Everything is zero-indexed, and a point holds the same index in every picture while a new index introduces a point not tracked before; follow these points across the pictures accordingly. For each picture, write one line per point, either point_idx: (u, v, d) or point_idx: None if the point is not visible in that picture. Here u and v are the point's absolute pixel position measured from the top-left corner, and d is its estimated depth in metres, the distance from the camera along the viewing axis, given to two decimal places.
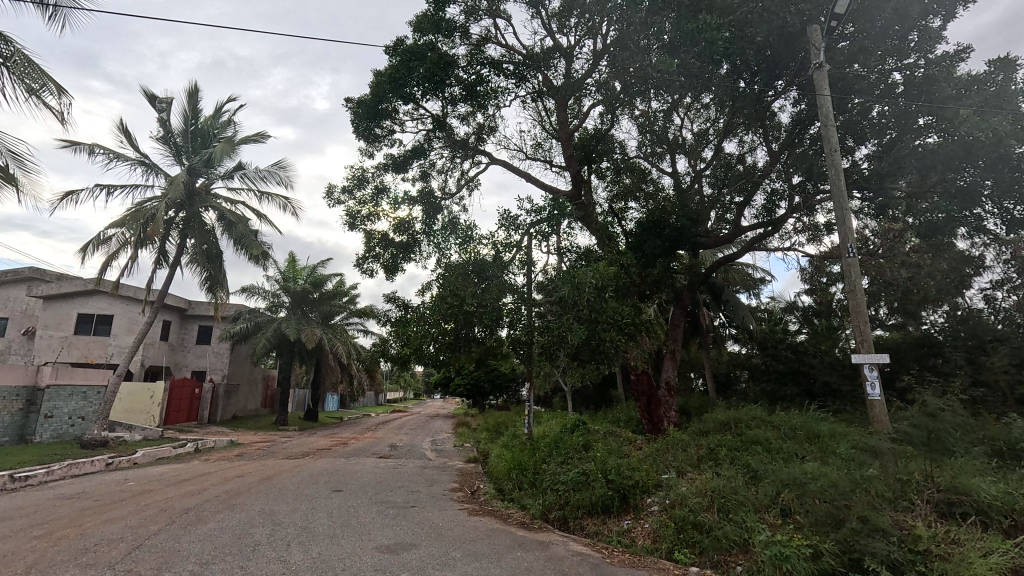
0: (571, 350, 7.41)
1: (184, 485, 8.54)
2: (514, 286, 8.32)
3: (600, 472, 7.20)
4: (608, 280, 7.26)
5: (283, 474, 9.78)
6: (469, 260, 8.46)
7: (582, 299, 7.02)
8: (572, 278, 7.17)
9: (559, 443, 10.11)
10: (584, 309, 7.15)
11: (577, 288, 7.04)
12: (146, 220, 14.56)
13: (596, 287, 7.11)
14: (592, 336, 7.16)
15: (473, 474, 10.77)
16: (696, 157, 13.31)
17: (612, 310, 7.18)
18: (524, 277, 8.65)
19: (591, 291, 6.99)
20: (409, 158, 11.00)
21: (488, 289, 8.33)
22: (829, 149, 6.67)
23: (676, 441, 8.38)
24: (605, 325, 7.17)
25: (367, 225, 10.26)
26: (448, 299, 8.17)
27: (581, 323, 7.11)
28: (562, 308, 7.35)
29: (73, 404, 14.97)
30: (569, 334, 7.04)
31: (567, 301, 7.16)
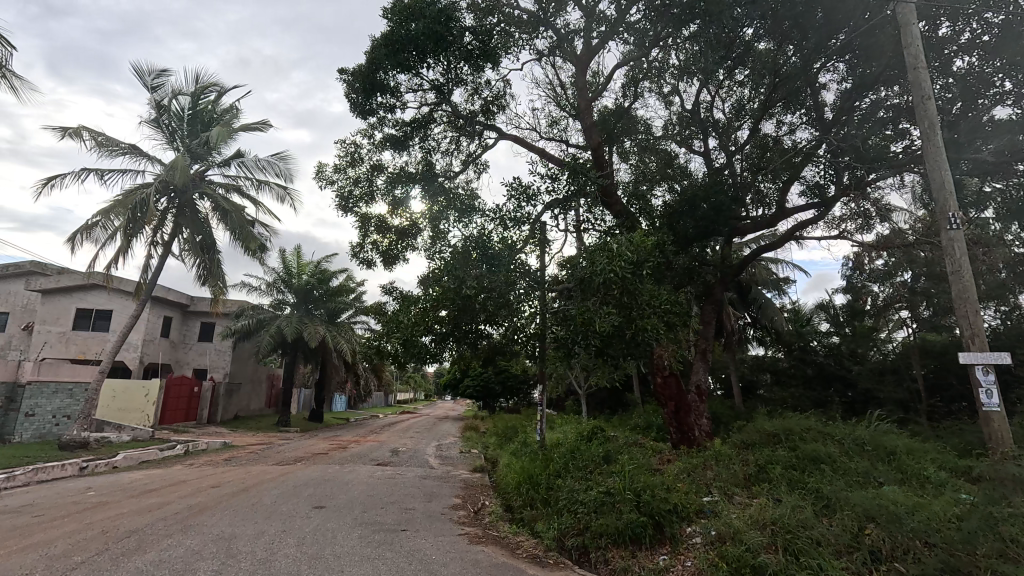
0: (595, 341, 6.23)
1: (147, 498, 7.46)
2: (528, 269, 7.11)
3: (628, 493, 6.01)
4: (648, 256, 6.03)
5: (265, 485, 8.70)
6: (478, 238, 7.21)
7: (616, 277, 5.79)
8: (601, 253, 5.95)
9: (577, 454, 8.91)
10: (615, 290, 5.94)
11: (607, 263, 5.84)
12: (133, 209, 13.07)
13: (633, 263, 5.88)
14: (626, 324, 5.95)
15: (480, 487, 9.62)
16: (730, 135, 12.02)
17: (651, 293, 5.95)
18: (541, 256, 7.45)
19: (626, 268, 5.75)
20: (410, 134, 9.85)
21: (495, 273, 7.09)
22: (922, 97, 5.43)
23: (717, 454, 7.12)
24: (642, 311, 5.94)
25: (361, 207, 9.14)
26: (446, 283, 6.99)
27: (612, 309, 5.94)
28: (587, 288, 6.19)
29: (57, 403, 14.07)
30: (597, 322, 5.84)
31: (596, 280, 5.96)
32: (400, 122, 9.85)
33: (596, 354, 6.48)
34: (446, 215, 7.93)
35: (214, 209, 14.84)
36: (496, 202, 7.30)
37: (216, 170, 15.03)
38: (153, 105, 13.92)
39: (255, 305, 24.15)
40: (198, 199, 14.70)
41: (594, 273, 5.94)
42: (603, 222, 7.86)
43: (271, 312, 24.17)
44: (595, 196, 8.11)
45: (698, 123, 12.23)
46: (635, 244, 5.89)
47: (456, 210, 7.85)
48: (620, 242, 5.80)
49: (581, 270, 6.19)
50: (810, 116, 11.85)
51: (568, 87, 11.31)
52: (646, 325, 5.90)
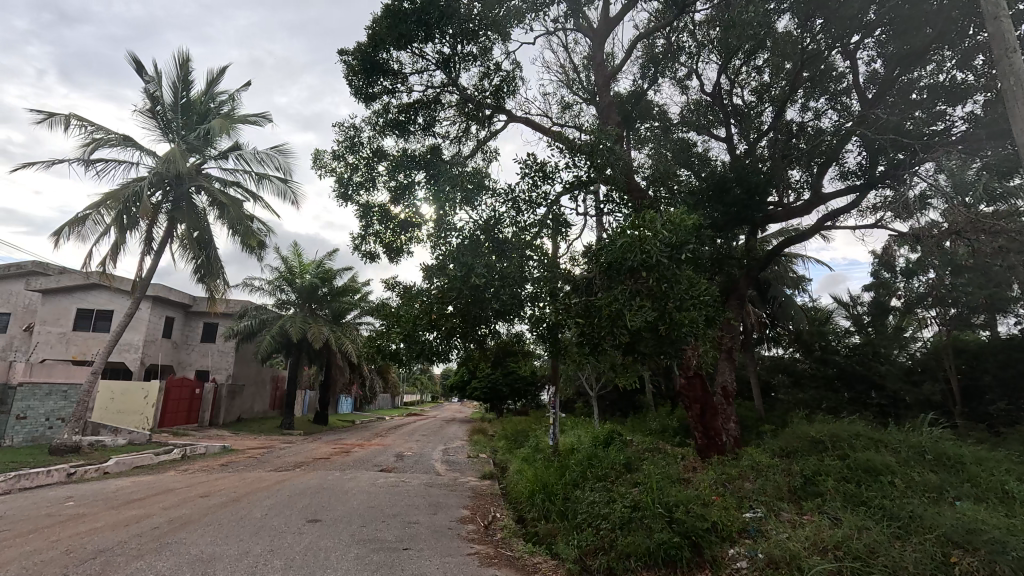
0: (622, 337, 5.45)
1: (127, 509, 6.83)
2: (545, 255, 6.41)
3: (659, 510, 5.30)
4: (687, 239, 5.31)
5: (258, 494, 8.07)
6: (487, 223, 6.54)
7: (649, 262, 5.09)
8: (632, 234, 5.28)
9: (594, 462, 8.21)
10: (648, 276, 5.21)
11: (638, 245, 5.15)
12: (126, 202, 12.51)
13: (669, 244, 5.18)
14: (660, 317, 5.16)
15: (489, 496, 8.92)
16: (754, 119, 11.27)
17: (691, 282, 5.21)
18: (559, 242, 6.76)
19: (660, 251, 5.07)
20: (410, 115, 9.10)
21: (508, 261, 6.39)
22: (1006, 51, 4.70)
23: (755, 463, 6.41)
24: (682, 303, 5.12)
25: (360, 195, 8.45)
26: (452, 270, 6.28)
27: (644, 300, 5.21)
28: (613, 274, 5.49)
29: (50, 405, 13.56)
30: (628, 315, 5.10)
31: (625, 264, 5.26)
32: (402, 103, 9.15)
33: (623, 351, 5.77)
34: (451, 197, 7.27)
35: (211, 203, 14.19)
36: (509, 183, 6.65)
37: (213, 163, 14.42)
38: (145, 95, 13.35)
39: (258, 305, 23.61)
40: (194, 193, 14.06)
41: (622, 256, 5.26)
42: (627, 207, 7.20)
43: (275, 312, 23.61)
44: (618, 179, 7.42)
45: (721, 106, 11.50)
46: (672, 223, 5.19)
47: (463, 192, 7.18)
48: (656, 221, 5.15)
49: (608, 256, 5.47)
50: (836, 101, 11.21)
51: (582, 69, 10.65)
52: (687, 316, 5.09)
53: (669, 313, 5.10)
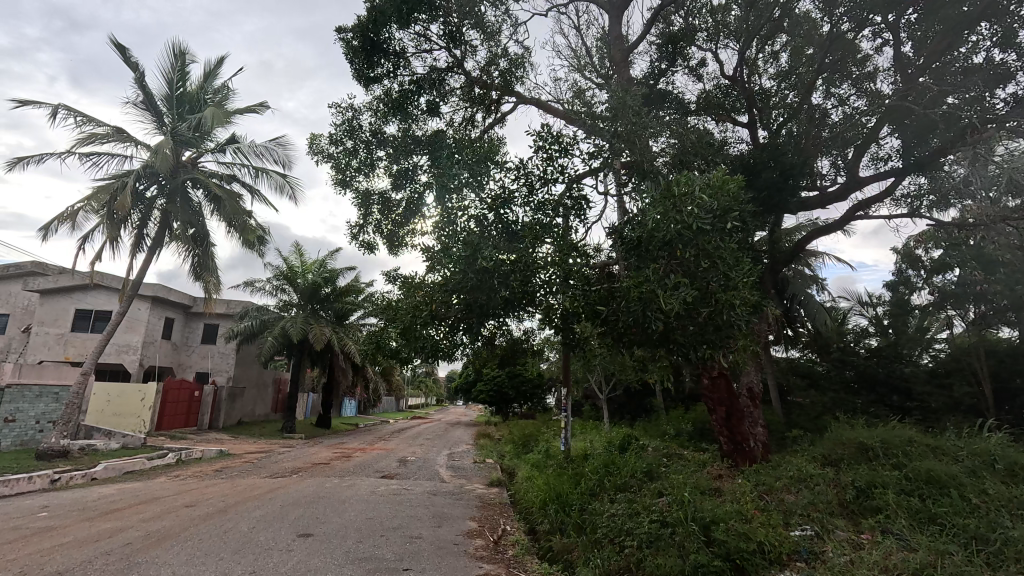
0: (654, 330, 4.68)
1: (102, 522, 6.24)
2: (563, 234, 5.74)
3: (695, 531, 4.65)
4: (730, 209, 4.70)
5: (249, 503, 7.48)
6: (495, 199, 5.95)
7: (689, 232, 4.47)
8: (669, 201, 4.63)
9: (612, 470, 7.55)
10: (687, 249, 4.54)
11: (674, 214, 4.52)
12: (116, 193, 12.05)
13: (711, 212, 4.54)
14: (702, 297, 4.48)
15: (497, 505, 8.27)
16: (775, 105, 10.60)
17: (737, 258, 4.58)
18: (577, 223, 6.12)
19: (699, 222, 4.45)
20: (414, 94, 8.50)
21: (521, 242, 5.75)
22: None
23: (797, 472, 5.73)
24: (727, 282, 4.49)
25: (358, 180, 7.88)
26: (459, 251, 5.64)
27: (681, 279, 4.50)
28: (642, 250, 4.81)
29: (41, 407, 13.05)
30: (665, 296, 4.37)
31: (658, 238, 4.59)
32: (404, 81, 8.53)
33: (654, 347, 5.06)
34: (455, 176, 6.67)
35: (207, 197, 13.67)
36: (520, 157, 6.07)
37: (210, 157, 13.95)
38: (138, 85, 12.89)
39: (259, 306, 23.11)
40: (189, 187, 13.56)
41: (653, 227, 4.61)
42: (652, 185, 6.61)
43: (277, 313, 23.06)
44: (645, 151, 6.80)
45: (743, 92, 10.73)
46: (715, 188, 4.56)
47: (470, 169, 6.54)
48: (696, 186, 4.53)
49: (638, 231, 4.79)
50: (860, 88, 10.18)
51: (594, 51, 10.03)
52: (733, 298, 4.40)
53: (714, 292, 4.44)
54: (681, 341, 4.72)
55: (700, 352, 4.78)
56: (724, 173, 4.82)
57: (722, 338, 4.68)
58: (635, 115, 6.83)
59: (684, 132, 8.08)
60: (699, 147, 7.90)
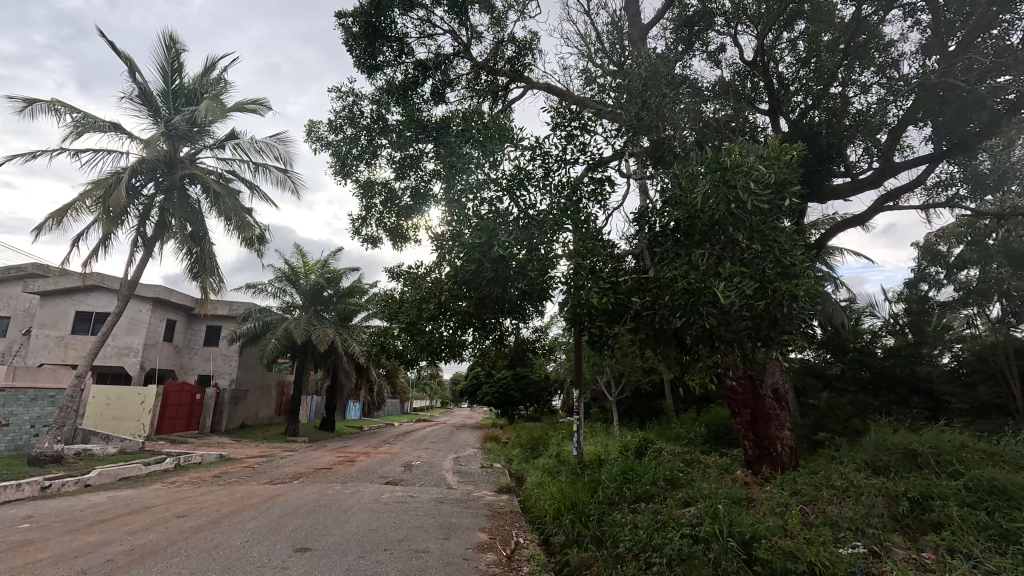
0: (697, 327, 4.05)
1: (86, 534, 5.81)
2: (586, 221, 5.27)
3: (737, 554, 4.13)
4: (784, 185, 4.27)
5: (246, 512, 7.04)
6: (511, 180, 5.52)
7: (741, 210, 4.04)
8: (718, 178, 4.16)
9: (631, 477, 7.06)
10: (740, 230, 4.09)
11: (724, 193, 4.07)
12: (111, 187, 11.73)
13: (767, 187, 4.05)
14: (760, 285, 3.90)
15: (508, 514, 7.79)
16: (794, 94, 10.12)
17: (794, 240, 4.08)
18: (602, 208, 5.68)
19: (751, 199, 3.99)
20: (420, 79, 8.06)
21: (543, 228, 5.29)
22: None
23: (840, 480, 5.28)
24: (787, 268, 3.90)
25: (361, 169, 7.45)
26: (475, 238, 5.18)
27: (736, 265, 3.96)
28: (684, 232, 4.43)
29: (36, 411, 12.69)
30: (717, 285, 3.84)
31: (705, 220, 4.21)
32: (408, 66, 8.07)
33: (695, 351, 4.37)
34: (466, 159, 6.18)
35: (205, 193, 13.29)
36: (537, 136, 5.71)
37: (208, 152, 13.63)
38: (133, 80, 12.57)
39: (261, 307, 22.79)
40: (189, 184, 13.25)
41: (699, 207, 4.22)
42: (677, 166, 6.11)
43: (279, 315, 22.70)
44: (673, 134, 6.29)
45: (763, 78, 10.23)
46: (773, 158, 4.11)
47: (484, 151, 6.02)
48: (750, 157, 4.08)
49: (681, 212, 4.39)
50: (883, 75, 9.69)
51: (605, 36, 9.56)
52: (798, 285, 3.81)
53: (775, 280, 3.82)
54: (731, 340, 4.02)
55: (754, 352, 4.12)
56: (779, 143, 4.37)
57: (781, 335, 4.03)
58: (659, 93, 6.33)
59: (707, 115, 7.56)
60: (722, 131, 7.39)
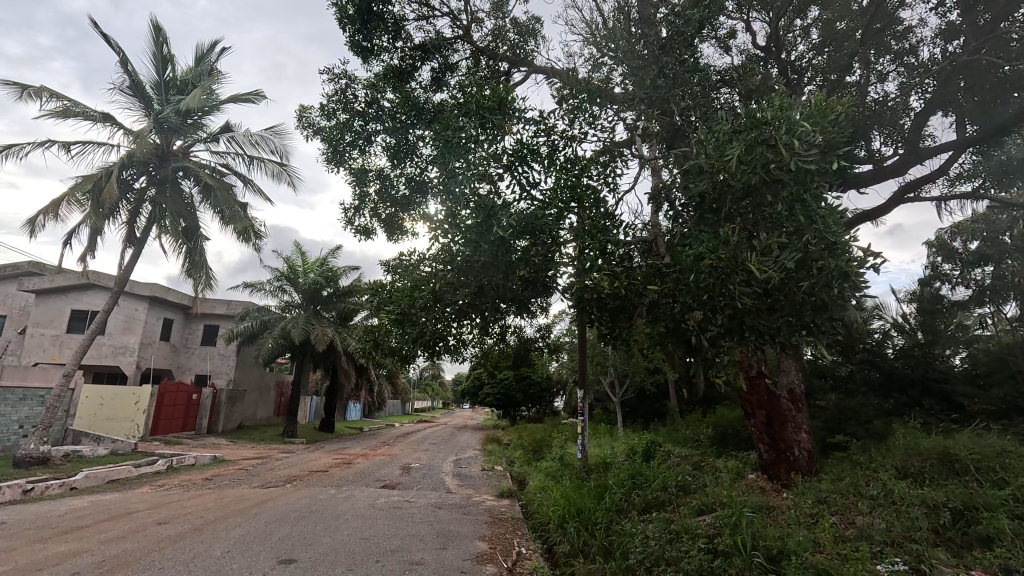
0: (723, 313, 3.65)
1: (57, 543, 5.42)
2: (592, 200, 4.86)
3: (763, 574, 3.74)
4: (828, 150, 3.89)
5: (232, 518, 6.66)
6: (514, 156, 5.13)
7: (781, 175, 3.67)
8: (753, 144, 3.76)
9: (640, 482, 6.65)
10: (778, 199, 3.71)
11: (759, 158, 3.69)
12: (101, 181, 11.33)
13: (811, 148, 3.66)
14: (801, 264, 3.47)
15: (510, 521, 7.36)
16: (808, 82, 9.69)
17: (838, 213, 3.70)
18: (614, 186, 5.30)
19: (791, 164, 3.60)
20: (417, 61, 7.67)
21: (547, 207, 4.89)
22: None
23: (872, 490, 4.88)
24: (831, 243, 3.51)
25: (354, 156, 7.15)
26: (475, 217, 4.83)
27: (773, 239, 3.54)
28: (710, 205, 4.05)
29: (25, 411, 12.34)
30: (751, 262, 3.40)
31: (738, 187, 3.80)
32: (404, 48, 7.67)
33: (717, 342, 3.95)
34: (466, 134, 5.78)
35: (198, 187, 12.97)
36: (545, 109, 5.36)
37: (202, 146, 13.30)
38: (124, 71, 12.26)
39: (260, 306, 22.45)
40: (183, 178, 12.91)
41: (732, 175, 3.82)
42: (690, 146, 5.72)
43: (278, 314, 22.34)
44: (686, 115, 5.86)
45: (776, 67, 9.80)
46: (818, 116, 3.73)
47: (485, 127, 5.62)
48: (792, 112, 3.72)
49: (708, 183, 4.01)
50: (901, 62, 9.26)
51: (610, 21, 9.14)
52: (848, 265, 3.37)
53: (817, 256, 3.43)
54: (765, 328, 3.61)
55: (789, 339, 3.71)
56: (821, 104, 3.96)
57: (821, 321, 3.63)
58: (678, 61, 5.81)
59: (720, 99, 7.15)
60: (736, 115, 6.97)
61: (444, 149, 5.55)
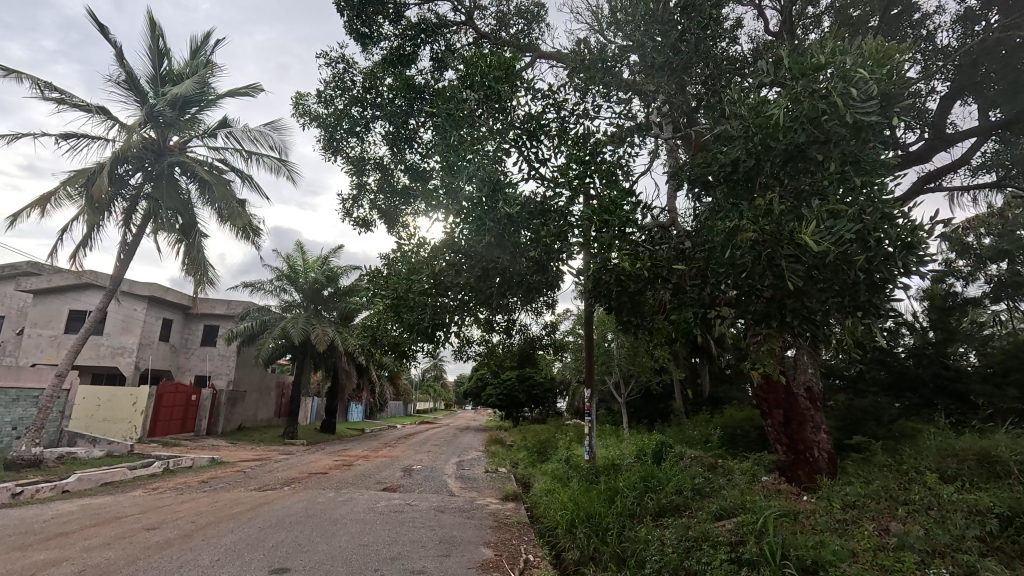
0: (762, 295, 3.32)
1: (37, 550, 5.12)
2: (608, 173, 4.55)
3: None
4: (883, 106, 3.57)
5: (225, 523, 6.37)
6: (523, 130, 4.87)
7: (834, 130, 3.39)
8: (796, 103, 3.46)
9: (653, 484, 6.34)
10: (828, 160, 3.44)
11: (810, 115, 3.40)
12: (95, 176, 11.07)
13: (864, 100, 3.41)
14: (862, 235, 3.12)
15: (515, 526, 7.03)
16: None
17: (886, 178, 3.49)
18: (629, 165, 5.04)
19: (841, 121, 3.35)
20: (418, 43, 7.32)
21: (561, 184, 4.57)
22: None
23: (910, 495, 4.53)
24: (885, 212, 3.21)
25: (351, 144, 6.95)
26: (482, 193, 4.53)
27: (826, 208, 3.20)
28: (744, 174, 3.77)
29: (18, 412, 12.08)
30: (808, 236, 3.01)
31: (780, 149, 3.52)
32: (400, 27, 7.28)
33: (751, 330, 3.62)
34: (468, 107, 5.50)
35: (195, 183, 12.71)
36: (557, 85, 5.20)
37: (199, 142, 13.01)
38: (120, 65, 12.06)
39: (260, 306, 22.18)
40: (179, 173, 12.65)
41: (776, 135, 3.52)
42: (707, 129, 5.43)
43: (278, 314, 22.05)
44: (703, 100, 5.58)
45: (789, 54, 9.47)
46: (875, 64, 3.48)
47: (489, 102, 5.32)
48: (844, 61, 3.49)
49: (742, 148, 3.71)
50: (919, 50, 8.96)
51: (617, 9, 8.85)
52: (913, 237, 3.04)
53: (875, 226, 3.12)
54: (811, 312, 3.28)
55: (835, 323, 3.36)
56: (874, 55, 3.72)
57: (874, 303, 3.32)
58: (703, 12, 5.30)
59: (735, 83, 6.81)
60: None
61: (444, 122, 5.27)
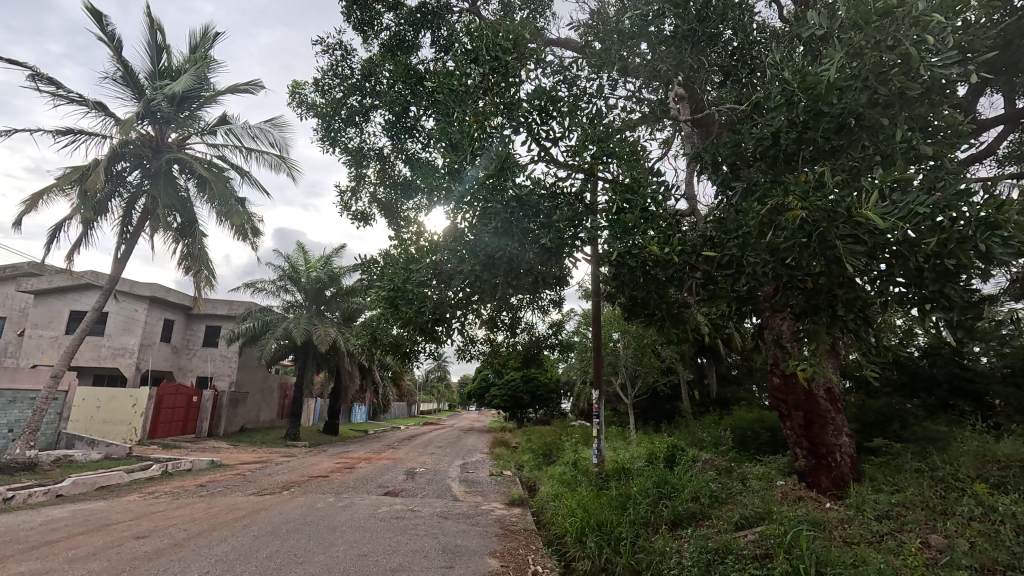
0: (807, 285, 2.99)
1: (19, 561, 4.86)
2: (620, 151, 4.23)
3: None
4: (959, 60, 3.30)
5: (218, 531, 6.09)
6: (536, 104, 4.55)
7: (900, 90, 3.15)
8: (865, 56, 3.22)
9: (668, 490, 6.04)
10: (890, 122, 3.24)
11: (881, 71, 3.18)
12: (91, 171, 10.86)
13: (937, 53, 3.13)
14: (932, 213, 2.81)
15: (522, 534, 6.71)
16: None
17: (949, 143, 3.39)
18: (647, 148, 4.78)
19: (899, 83, 3.14)
20: (418, 28, 7.01)
21: (572, 163, 4.31)
22: None
23: (955, 507, 4.18)
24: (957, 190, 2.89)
25: (350, 134, 6.75)
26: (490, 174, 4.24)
27: (884, 185, 2.87)
28: (787, 147, 3.47)
29: (14, 414, 11.86)
30: (870, 213, 2.67)
31: (834, 115, 3.28)
32: (398, 12, 6.97)
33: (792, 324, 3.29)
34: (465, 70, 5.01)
35: (193, 180, 12.52)
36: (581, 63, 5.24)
37: (197, 139, 12.73)
38: (116, 61, 11.84)
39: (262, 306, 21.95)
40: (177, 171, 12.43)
41: (828, 99, 3.25)
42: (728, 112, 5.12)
43: (280, 314, 21.82)
44: (724, 82, 5.23)
45: None
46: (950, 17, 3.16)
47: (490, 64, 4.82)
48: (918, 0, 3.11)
49: (784, 119, 3.36)
50: None
51: None
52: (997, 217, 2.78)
53: (950, 199, 2.82)
54: (866, 303, 2.95)
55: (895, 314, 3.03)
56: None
57: (942, 291, 2.98)
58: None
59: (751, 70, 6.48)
60: None
61: (447, 99, 4.94)
